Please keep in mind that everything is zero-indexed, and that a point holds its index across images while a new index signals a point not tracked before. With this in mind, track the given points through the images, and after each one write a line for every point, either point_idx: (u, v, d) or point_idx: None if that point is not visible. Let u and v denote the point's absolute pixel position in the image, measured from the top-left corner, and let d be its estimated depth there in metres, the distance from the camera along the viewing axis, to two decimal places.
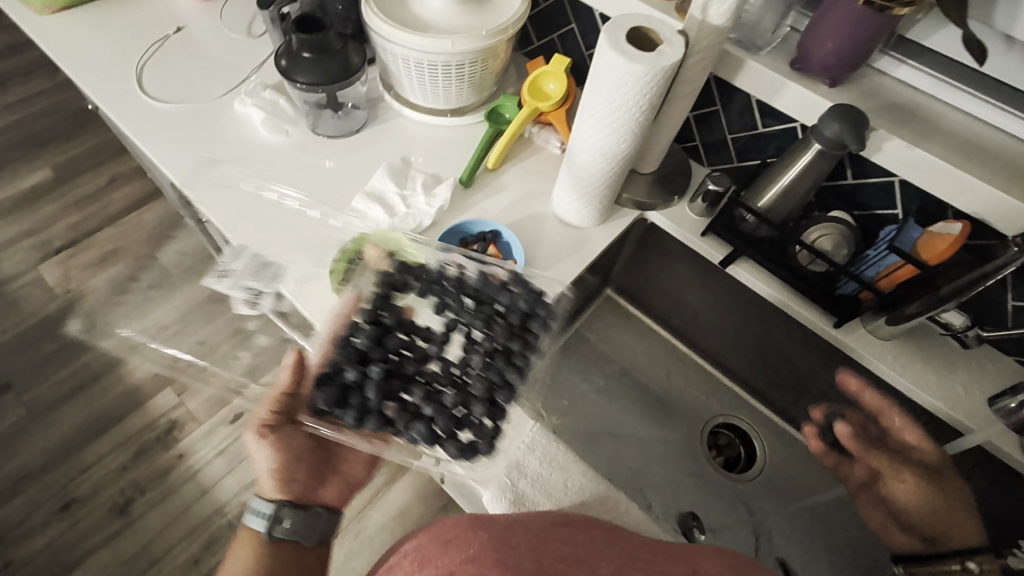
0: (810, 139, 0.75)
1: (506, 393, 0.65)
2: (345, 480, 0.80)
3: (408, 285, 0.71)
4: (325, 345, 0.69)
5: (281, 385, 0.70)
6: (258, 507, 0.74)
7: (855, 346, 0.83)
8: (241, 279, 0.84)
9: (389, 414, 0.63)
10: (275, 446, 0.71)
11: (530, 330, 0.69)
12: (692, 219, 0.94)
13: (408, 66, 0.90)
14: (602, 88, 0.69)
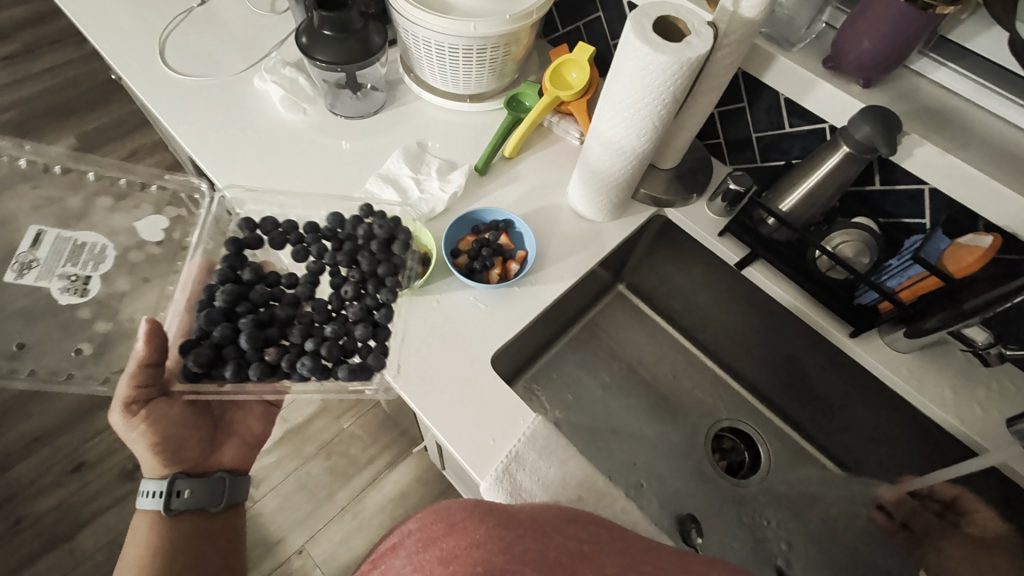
0: (839, 141, 0.72)
1: (385, 313, 0.77)
2: (242, 439, 0.84)
3: (258, 242, 0.81)
4: (180, 314, 0.76)
5: (138, 357, 0.71)
6: (150, 487, 0.74)
7: (869, 357, 0.81)
8: (50, 270, 0.79)
9: (272, 357, 0.73)
10: (149, 420, 0.73)
11: (395, 252, 0.81)
12: (710, 219, 0.92)
13: (428, 48, 0.89)
14: (625, 78, 0.67)
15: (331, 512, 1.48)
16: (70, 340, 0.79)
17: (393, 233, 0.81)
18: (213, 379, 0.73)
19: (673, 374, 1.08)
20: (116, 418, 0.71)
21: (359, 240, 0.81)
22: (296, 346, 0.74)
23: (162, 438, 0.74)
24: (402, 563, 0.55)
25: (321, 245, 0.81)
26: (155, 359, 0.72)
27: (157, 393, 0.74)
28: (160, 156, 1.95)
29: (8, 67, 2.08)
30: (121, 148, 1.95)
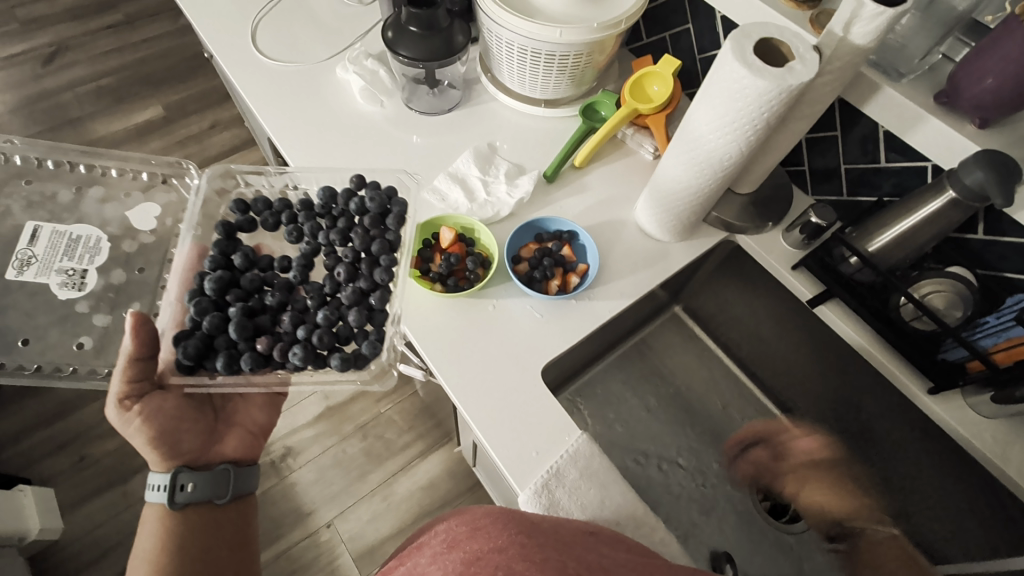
0: (945, 184, 0.66)
1: (378, 294, 0.76)
2: (246, 428, 0.81)
3: (252, 226, 0.83)
4: (173, 304, 0.77)
5: (127, 352, 0.70)
6: (155, 481, 0.71)
7: (948, 418, 0.75)
8: (48, 265, 0.85)
9: (264, 346, 0.72)
10: (146, 414, 0.70)
11: (388, 228, 0.81)
12: (784, 250, 0.87)
13: (510, 51, 0.88)
14: (717, 99, 0.64)
15: (362, 491, 1.52)
16: (69, 333, 0.82)
17: (386, 206, 0.81)
18: (206, 370, 0.73)
19: (722, 405, 1.04)
20: (111, 413, 0.69)
21: (352, 217, 0.82)
22: (288, 335, 0.74)
23: (160, 432, 0.71)
24: (426, 561, 0.56)
25: (314, 225, 0.82)
26: (146, 352, 0.71)
27: (152, 387, 0.72)
28: (237, 130, 2.05)
29: (110, 36, 2.22)
30: (202, 120, 2.06)
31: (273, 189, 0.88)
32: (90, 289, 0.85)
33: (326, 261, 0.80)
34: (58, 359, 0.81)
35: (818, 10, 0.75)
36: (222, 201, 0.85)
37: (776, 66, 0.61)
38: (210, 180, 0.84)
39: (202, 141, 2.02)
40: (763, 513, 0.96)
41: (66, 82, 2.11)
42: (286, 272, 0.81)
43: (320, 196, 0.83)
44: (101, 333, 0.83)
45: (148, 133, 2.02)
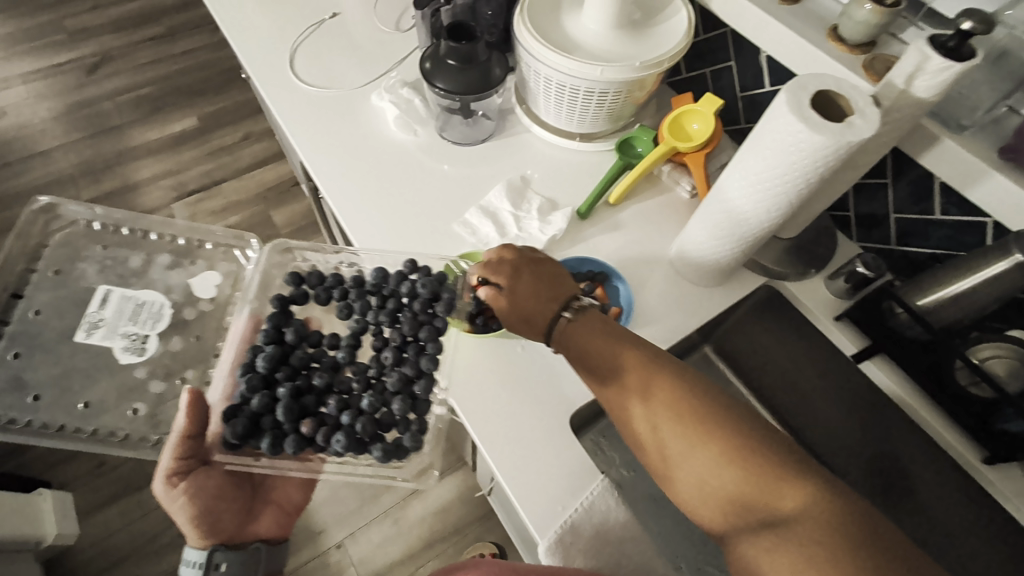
0: (1012, 246, 0.62)
1: (421, 385, 0.76)
2: (280, 505, 0.82)
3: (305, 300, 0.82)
4: (227, 378, 0.77)
5: (181, 430, 0.70)
6: (191, 556, 0.72)
7: (1004, 490, 0.70)
8: (114, 328, 0.83)
9: (307, 429, 0.71)
10: (190, 493, 0.70)
11: (436, 314, 0.78)
12: (827, 298, 0.83)
13: (548, 85, 0.87)
14: (767, 150, 0.61)
15: (374, 513, 1.50)
16: (127, 400, 0.80)
17: (437, 292, 0.78)
18: (251, 450, 0.72)
19: None
20: (159, 489, 0.70)
21: (400, 299, 0.80)
22: (333, 418, 0.73)
23: (203, 512, 0.72)
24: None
25: (364, 303, 0.81)
26: (197, 430, 0.71)
27: (199, 463, 0.73)
28: (269, 143, 2.08)
29: (151, 47, 2.29)
30: (235, 131, 2.10)
31: (328, 265, 0.87)
32: (150, 354, 0.83)
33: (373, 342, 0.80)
34: (114, 424, 0.79)
35: (872, 54, 0.72)
36: (281, 274, 0.86)
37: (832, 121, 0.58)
38: (270, 255, 0.85)
39: (234, 152, 2.06)
40: None
41: (107, 92, 2.17)
42: (334, 350, 0.80)
43: (375, 276, 0.81)
44: (156, 400, 0.81)
45: (183, 143, 2.06)
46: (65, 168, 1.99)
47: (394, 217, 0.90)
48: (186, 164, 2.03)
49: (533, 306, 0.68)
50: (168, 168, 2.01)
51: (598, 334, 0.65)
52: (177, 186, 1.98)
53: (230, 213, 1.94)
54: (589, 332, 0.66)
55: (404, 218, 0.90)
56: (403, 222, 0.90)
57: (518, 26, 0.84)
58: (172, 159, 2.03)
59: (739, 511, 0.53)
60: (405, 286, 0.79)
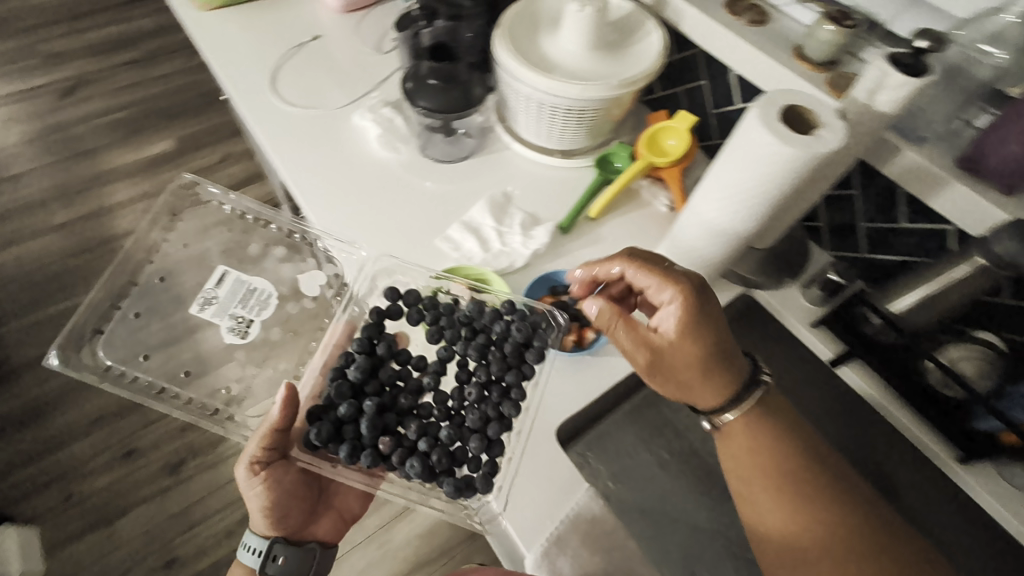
0: (972, 252, 0.65)
1: (498, 428, 0.72)
2: (339, 515, 0.83)
3: (399, 314, 0.80)
4: (316, 376, 0.77)
5: (272, 422, 0.70)
6: (252, 544, 0.75)
7: (980, 491, 0.72)
8: (225, 308, 0.88)
9: (384, 447, 0.70)
10: (268, 484, 0.72)
11: (526, 359, 0.77)
12: (803, 306, 0.86)
13: (528, 104, 0.89)
14: (741, 162, 0.63)
15: (358, 538, 1.46)
16: (221, 376, 0.84)
17: (530, 338, 0.77)
18: (329, 456, 0.72)
19: None
20: (241, 473, 0.71)
21: (492, 335, 0.78)
22: (410, 443, 0.72)
23: (276, 504, 0.73)
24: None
25: (455, 332, 0.78)
26: (286, 425, 0.71)
27: (279, 456, 0.74)
28: (248, 164, 2.07)
29: (129, 70, 2.28)
30: (214, 153, 2.09)
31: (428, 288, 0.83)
32: (252, 339, 0.87)
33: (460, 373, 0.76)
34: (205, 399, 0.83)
35: (835, 73, 0.76)
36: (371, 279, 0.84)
37: (800, 133, 0.61)
38: (381, 261, 0.83)
39: (212, 174, 2.04)
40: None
41: (82, 115, 2.15)
42: (421, 372, 0.78)
43: (470, 310, 0.79)
44: (244, 382, 0.84)
45: (160, 165, 2.04)
46: (37, 192, 1.95)
47: (377, 234, 0.91)
48: (163, 186, 2.01)
49: (693, 379, 0.69)
50: (145, 190, 1.99)
51: (774, 447, 0.68)
52: None
53: None
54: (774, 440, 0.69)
55: (387, 234, 0.91)
56: (386, 239, 0.90)
57: (498, 47, 0.86)
58: (150, 181, 2.01)
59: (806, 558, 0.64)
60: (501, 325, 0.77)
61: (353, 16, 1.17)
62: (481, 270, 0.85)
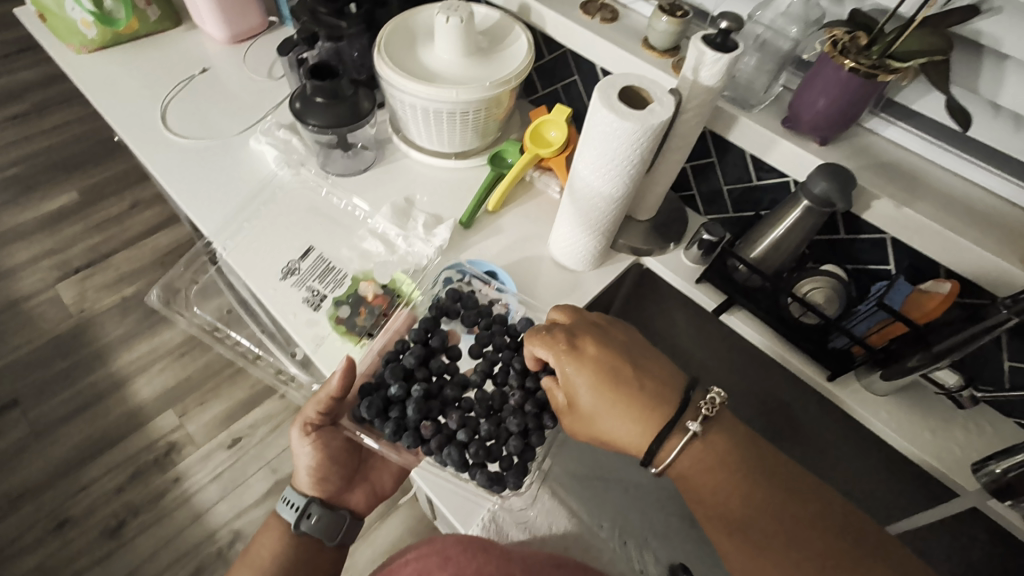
0: (799, 196, 0.76)
1: (536, 436, 0.78)
2: (373, 489, 0.83)
3: (455, 315, 0.87)
4: (372, 356, 0.84)
5: (330, 390, 0.76)
6: (292, 498, 0.78)
7: (847, 400, 0.82)
8: (304, 279, 0.90)
9: (426, 431, 0.76)
10: (316, 445, 0.77)
11: None
12: (686, 265, 0.95)
13: (415, 112, 0.94)
14: (596, 141, 0.71)
15: None
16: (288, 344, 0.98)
17: None
18: (373, 430, 0.79)
19: None
20: (294, 431, 0.77)
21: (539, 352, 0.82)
22: (449, 431, 0.77)
23: (319, 463, 0.78)
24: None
25: (504, 340, 0.84)
26: (342, 393, 0.77)
27: (329, 421, 0.80)
28: (161, 208, 2.01)
29: (14, 126, 2.16)
30: (121, 201, 2.01)
31: (485, 293, 0.89)
32: (325, 311, 0.88)
33: (503, 377, 0.81)
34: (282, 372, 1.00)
35: (677, 57, 0.86)
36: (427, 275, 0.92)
37: (638, 109, 0.69)
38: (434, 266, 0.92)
39: (122, 222, 1.97)
40: None
41: None
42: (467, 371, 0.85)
43: (519, 321, 0.85)
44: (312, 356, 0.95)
45: (62, 220, 1.95)
46: None
47: (300, 249, 0.93)
48: (68, 241, 1.91)
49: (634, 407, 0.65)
50: (48, 248, 1.89)
51: (712, 458, 0.63)
52: (60, 265, 1.86)
53: (124, 284, 1.84)
54: (718, 447, 0.63)
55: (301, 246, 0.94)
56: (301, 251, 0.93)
57: (377, 62, 0.91)
58: (53, 239, 1.91)
59: (731, 528, 0.61)
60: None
61: (241, 46, 1.20)
62: (402, 279, 0.92)
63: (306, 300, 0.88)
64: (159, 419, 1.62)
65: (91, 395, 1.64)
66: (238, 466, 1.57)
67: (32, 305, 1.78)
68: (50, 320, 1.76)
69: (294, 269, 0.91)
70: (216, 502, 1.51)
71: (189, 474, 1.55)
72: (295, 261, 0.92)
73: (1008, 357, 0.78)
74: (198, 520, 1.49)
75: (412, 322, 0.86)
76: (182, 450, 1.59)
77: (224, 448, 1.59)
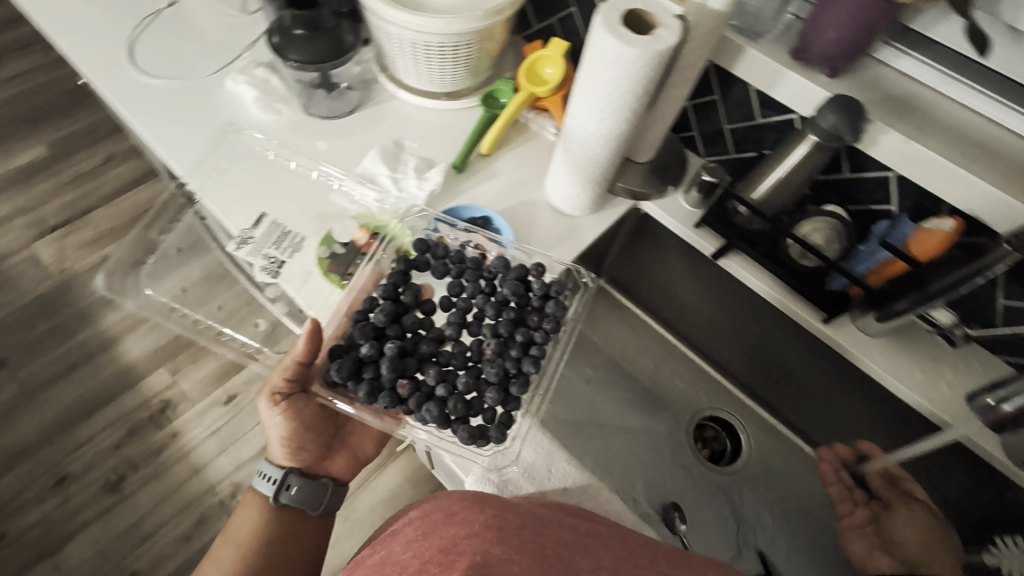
0: (806, 131, 0.73)
1: (518, 385, 0.76)
2: (354, 453, 0.84)
3: (426, 266, 0.84)
4: (339, 318, 0.80)
5: (296, 356, 0.74)
6: (268, 472, 0.78)
7: (841, 342, 0.82)
8: (259, 247, 0.85)
9: (403, 391, 0.74)
10: (287, 413, 0.76)
11: (544, 329, 0.80)
12: (686, 210, 0.92)
13: (402, 46, 0.88)
14: (598, 71, 0.67)
15: None
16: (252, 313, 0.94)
17: (547, 292, 0.81)
18: (346, 392, 0.76)
19: (655, 365, 1.11)
20: (263, 403, 0.75)
21: (512, 300, 0.81)
22: (427, 387, 0.76)
23: (293, 433, 0.77)
24: (401, 549, 0.54)
25: (477, 286, 0.82)
26: (309, 358, 0.75)
27: (299, 388, 0.78)
28: (137, 161, 1.93)
29: None
30: (95, 154, 1.92)
31: (456, 241, 0.86)
32: (286, 280, 0.84)
33: (477, 328, 0.81)
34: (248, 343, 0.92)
35: None
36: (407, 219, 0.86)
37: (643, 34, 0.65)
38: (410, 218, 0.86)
39: (98, 176, 1.88)
40: (703, 461, 1.05)
41: None
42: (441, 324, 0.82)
43: (493, 262, 0.83)
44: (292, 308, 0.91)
45: (33, 175, 1.86)
46: None
47: (289, 194, 0.90)
48: (41, 197, 1.83)
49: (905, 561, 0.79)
50: (21, 205, 1.81)
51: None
52: (35, 223, 1.79)
53: (105, 242, 1.79)
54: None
55: (278, 184, 0.90)
56: (283, 191, 0.90)
57: None
58: (26, 194, 1.83)
59: None
60: (508, 283, 0.80)
61: None
62: (390, 224, 0.87)
63: (262, 268, 0.84)
64: (152, 377, 1.60)
65: (81, 355, 1.62)
66: (235, 422, 1.57)
67: (9, 264, 1.72)
68: (30, 280, 1.71)
69: (247, 237, 0.85)
70: (215, 457, 1.52)
71: (186, 430, 1.55)
72: (242, 225, 0.86)
73: (1004, 296, 0.78)
74: (197, 474, 1.51)
75: (380, 278, 0.82)
76: (177, 407, 1.58)
77: (220, 404, 1.59)
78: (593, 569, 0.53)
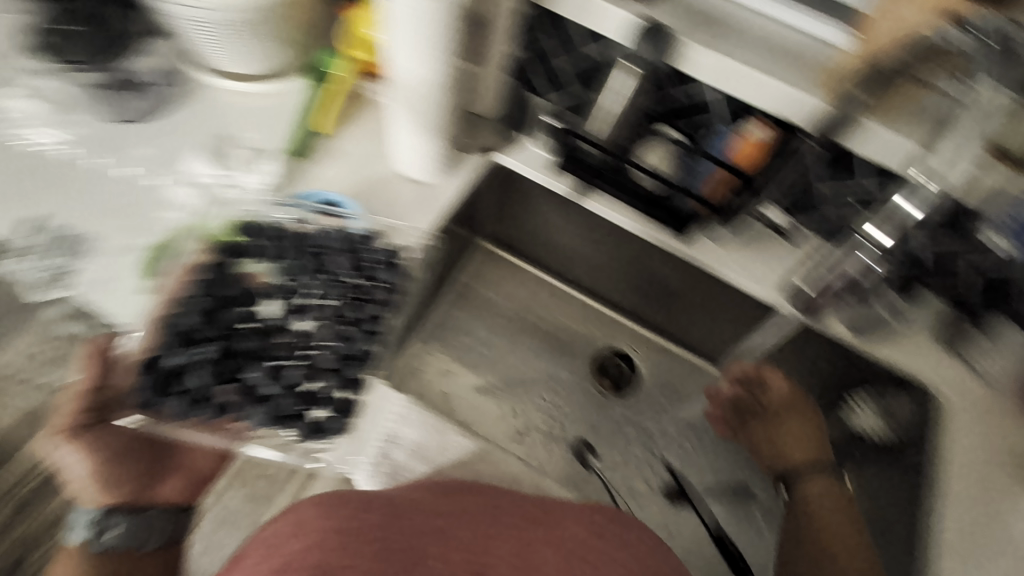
0: (628, 61, 0.72)
1: (354, 366, 0.77)
2: (188, 474, 0.84)
3: (247, 250, 0.75)
4: (150, 325, 0.71)
5: (76, 390, 0.74)
6: (83, 517, 0.77)
7: (699, 258, 0.86)
8: (43, 256, 0.77)
9: (227, 397, 0.71)
10: (87, 448, 0.76)
11: (380, 307, 0.79)
12: (539, 155, 0.91)
13: (201, 28, 0.84)
14: (401, 12, 0.63)
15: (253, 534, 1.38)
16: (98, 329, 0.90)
17: (377, 267, 0.79)
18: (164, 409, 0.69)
19: (544, 307, 1.15)
20: (59, 446, 0.75)
21: (345, 279, 0.78)
22: (256, 386, 0.72)
23: (99, 466, 0.77)
24: (249, 570, 0.54)
25: (304, 265, 0.76)
26: (98, 384, 0.73)
27: (94, 422, 0.76)
28: None
29: None
30: None
31: (289, 218, 0.79)
32: (77, 287, 0.76)
33: (308, 313, 0.76)
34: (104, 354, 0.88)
35: None
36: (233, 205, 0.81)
37: None
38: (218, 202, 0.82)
39: None
40: (607, 390, 1.10)
41: None
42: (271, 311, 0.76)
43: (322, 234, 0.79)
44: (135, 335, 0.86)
45: None
46: None
47: (97, 206, 0.81)
48: None
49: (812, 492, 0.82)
50: None
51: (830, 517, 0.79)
52: None
53: None
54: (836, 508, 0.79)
55: (86, 192, 0.82)
56: (90, 200, 0.82)
57: None
58: None
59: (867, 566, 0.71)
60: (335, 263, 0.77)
61: None
62: (179, 236, 0.79)
63: (47, 281, 0.77)
64: None
65: None
66: None
67: None
68: None
69: (28, 248, 0.78)
70: None
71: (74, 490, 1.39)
72: (23, 234, 0.78)
73: (830, 188, 0.80)
74: None
75: (194, 272, 0.72)
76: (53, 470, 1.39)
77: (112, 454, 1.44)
78: (441, 560, 0.55)
